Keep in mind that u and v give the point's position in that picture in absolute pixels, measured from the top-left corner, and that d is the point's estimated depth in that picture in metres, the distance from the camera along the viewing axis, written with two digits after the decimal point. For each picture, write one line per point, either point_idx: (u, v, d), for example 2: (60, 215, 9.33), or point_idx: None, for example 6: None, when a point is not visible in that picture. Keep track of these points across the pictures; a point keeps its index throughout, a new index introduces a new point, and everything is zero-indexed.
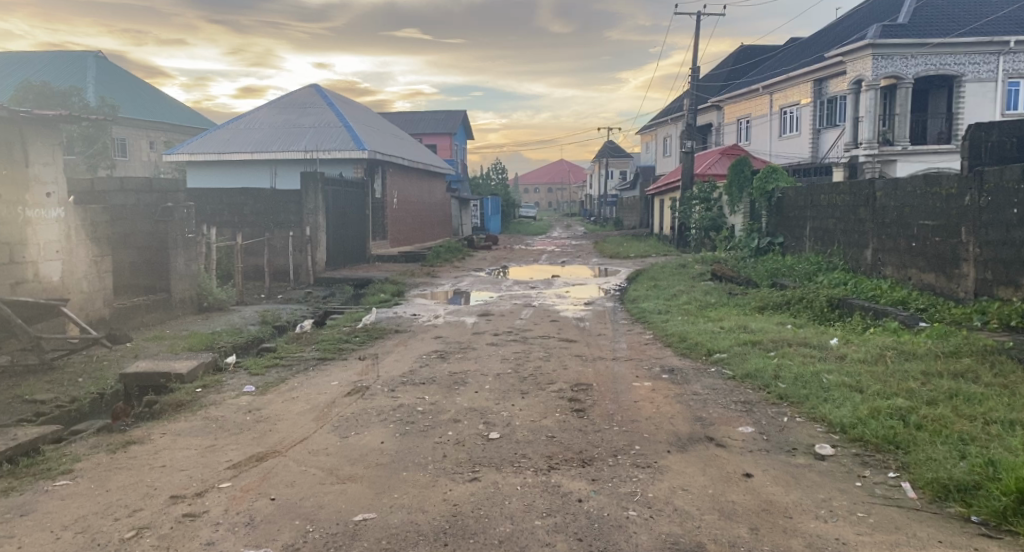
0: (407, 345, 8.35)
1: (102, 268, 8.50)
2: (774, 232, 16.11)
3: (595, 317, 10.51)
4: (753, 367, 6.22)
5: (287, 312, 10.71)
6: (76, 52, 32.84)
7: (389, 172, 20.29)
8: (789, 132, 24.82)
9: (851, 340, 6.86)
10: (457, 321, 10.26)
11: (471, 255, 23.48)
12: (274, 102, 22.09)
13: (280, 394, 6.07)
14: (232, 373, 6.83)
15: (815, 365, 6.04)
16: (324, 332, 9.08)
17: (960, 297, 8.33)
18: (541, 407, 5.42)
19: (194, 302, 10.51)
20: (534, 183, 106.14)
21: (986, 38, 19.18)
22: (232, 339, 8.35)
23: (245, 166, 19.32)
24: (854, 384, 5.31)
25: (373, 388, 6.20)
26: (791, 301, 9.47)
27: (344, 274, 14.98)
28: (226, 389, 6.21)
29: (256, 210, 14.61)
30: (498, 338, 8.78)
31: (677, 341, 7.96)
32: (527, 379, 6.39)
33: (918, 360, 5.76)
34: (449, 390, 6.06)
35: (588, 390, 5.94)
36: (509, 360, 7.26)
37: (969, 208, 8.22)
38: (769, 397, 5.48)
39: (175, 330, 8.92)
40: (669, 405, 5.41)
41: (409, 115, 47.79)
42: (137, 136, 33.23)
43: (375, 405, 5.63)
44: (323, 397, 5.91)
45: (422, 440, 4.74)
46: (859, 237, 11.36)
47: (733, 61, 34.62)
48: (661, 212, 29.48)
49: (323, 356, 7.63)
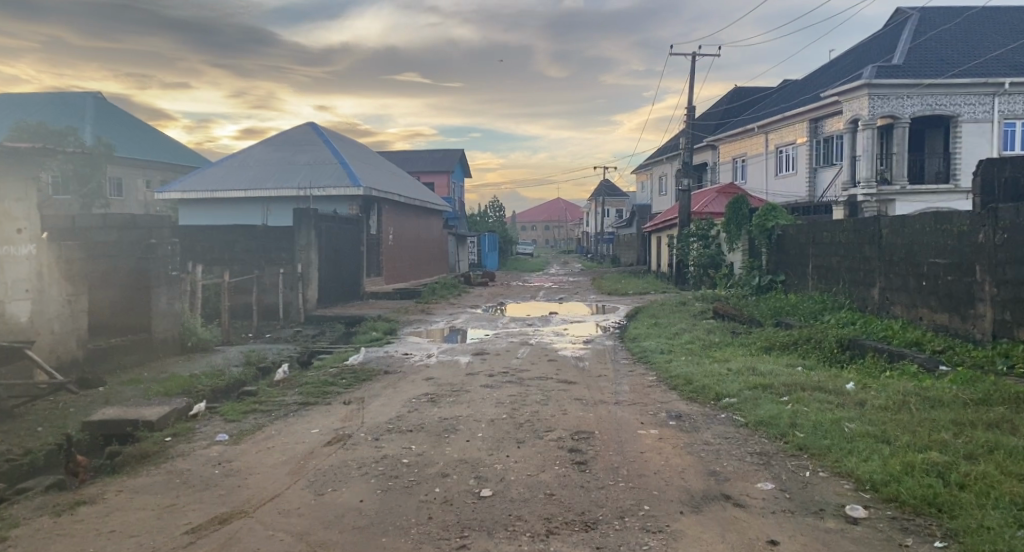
0: (396, 388, 7.86)
1: (78, 307, 8.10)
2: (775, 270, 15.79)
3: (595, 356, 10.07)
4: (767, 414, 5.77)
5: (274, 352, 10.25)
6: (75, 92, 33.01)
7: (384, 209, 20.05)
8: (786, 171, 24.79)
9: (868, 385, 6.43)
10: (450, 360, 9.80)
11: (468, 292, 23.11)
12: (269, 139, 21.95)
13: (255, 443, 5.59)
14: (206, 421, 6.34)
15: (834, 412, 5.59)
16: (309, 373, 8.60)
17: (977, 337, 7.94)
18: (539, 459, 4.95)
19: (177, 343, 10.08)
20: (531, 221, 106.69)
21: (982, 79, 19.23)
22: (211, 381, 7.87)
23: (237, 203, 19.07)
24: (880, 434, 4.87)
25: (356, 436, 5.73)
26: (799, 341, 9.07)
27: (335, 312, 14.56)
28: (197, 438, 5.73)
29: (247, 246, 14.26)
30: (493, 379, 8.31)
31: (683, 384, 7.51)
32: (523, 426, 5.92)
33: (945, 408, 5.32)
34: (438, 439, 5.58)
35: (589, 438, 5.47)
36: (504, 405, 6.79)
37: (983, 246, 7.90)
38: (786, 447, 5.03)
39: (152, 373, 8.45)
40: (678, 457, 4.94)
41: (406, 153, 48.00)
42: (133, 176, 33.08)
43: (358, 456, 5.16)
44: (301, 447, 5.44)
45: (406, 498, 4.27)
46: (866, 275, 11.02)
47: (727, 101, 34.94)
48: (658, 249, 29.23)
49: (305, 401, 7.16)
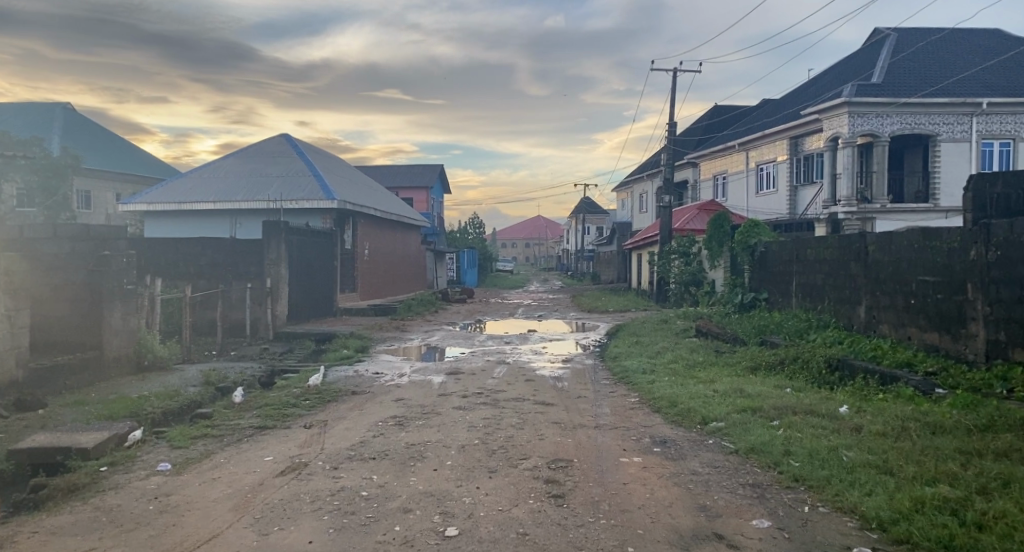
0: (362, 410, 7.34)
1: (18, 323, 7.47)
2: (758, 288, 15.54)
3: (574, 376, 9.65)
4: (759, 440, 5.39)
5: (236, 371, 9.66)
6: (44, 102, 32.23)
7: (360, 222, 19.57)
8: (766, 189, 24.78)
9: (863, 408, 6.09)
10: (423, 381, 9.29)
11: (445, 309, 22.58)
12: (241, 151, 21.38)
13: (200, 474, 5.05)
14: (150, 448, 5.77)
15: (829, 438, 5.23)
16: (270, 394, 8.05)
17: (969, 358, 7.65)
18: (512, 492, 4.50)
19: (133, 361, 9.45)
20: (512, 238, 106.72)
21: (959, 99, 19.39)
22: (163, 403, 7.30)
23: (205, 216, 18.45)
24: (882, 464, 4.51)
25: (313, 465, 5.23)
26: (785, 360, 8.75)
27: (305, 329, 13.97)
28: (136, 468, 5.17)
29: (214, 260, 13.68)
30: (466, 400, 7.83)
31: (667, 406, 7.11)
32: (497, 453, 5.45)
33: (948, 436, 4.98)
34: (403, 468, 5.10)
35: (567, 468, 5.02)
36: (477, 429, 6.33)
37: (975, 263, 7.65)
38: (781, 478, 4.64)
39: (101, 394, 7.85)
40: (665, 489, 4.52)
41: (386, 169, 47.56)
42: (102, 188, 32.20)
43: (311, 489, 4.65)
44: (251, 478, 4.93)
45: (361, 538, 3.78)
46: (851, 293, 10.78)
47: (707, 119, 35.09)
48: (639, 267, 28.98)
49: (263, 424, 6.62)
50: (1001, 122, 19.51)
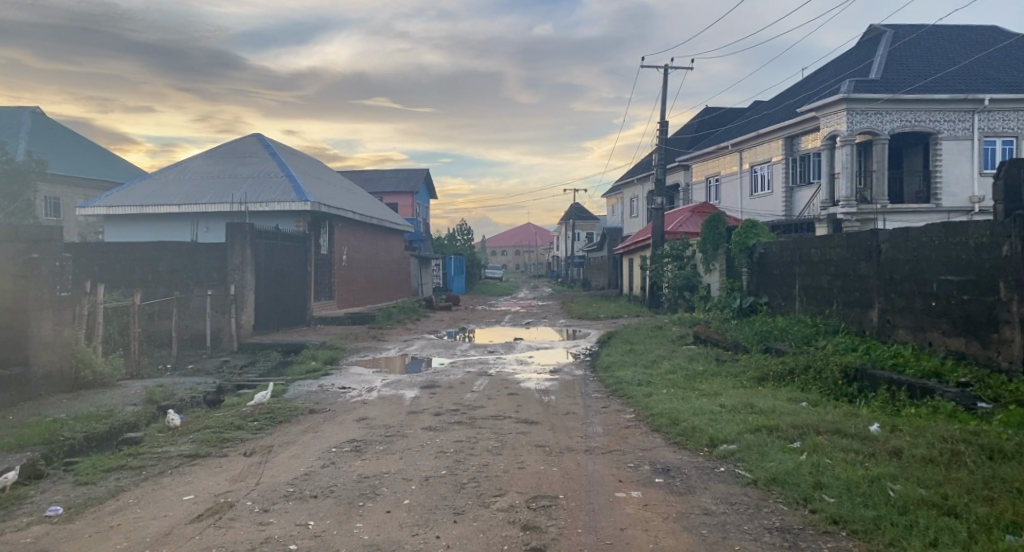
0: (317, 433, 6.37)
1: None
2: (756, 292, 14.67)
3: (563, 389, 8.72)
4: (781, 469, 4.48)
5: (185, 387, 8.67)
6: (12, 108, 31.23)
7: (336, 226, 18.57)
8: (761, 191, 24.02)
9: (898, 427, 5.22)
10: (394, 396, 8.31)
11: (428, 316, 21.60)
12: (211, 151, 20.34)
13: (97, 519, 4.08)
14: (45, 487, 4.77)
15: (867, 466, 4.33)
16: (214, 415, 7.07)
17: (1004, 367, 6.78)
18: (480, 544, 3.55)
19: (67, 378, 8.46)
20: (501, 246, 106.08)
21: (959, 95, 18.70)
22: (87, 426, 6.28)
23: (169, 218, 17.45)
24: (942, 502, 3.60)
25: (239, 506, 4.27)
26: (795, 370, 7.87)
27: (273, 340, 12.99)
28: (17, 514, 4.18)
29: (172, 265, 12.61)
30: (439, 420, 6.85)
31: (667, 425, 6.20)
32: (466, 488, 4.51)
33: (1011, 463, 4.09)
34: (348, 510, 4.14)
35: (551, 508, 4.10)
36: (447, 455, 5.39)
37: (1008, 259, 6.81)
38: (815, 520, 3.73)
39: (18, 416, 6.83)
40: (673, 537, 3.59)
41: (370, 174, 46.63)
42: (72, 195, 31.11)
43: (227, 541, 3.68)
44: (157, 526, 3.95)
45: None
46: (863, 296, 9.94)
47: (698, 120, 34.42)
48: (630, 271, 28.13)
49: (194, 453, 5.64)
50: (1003, 120, 18.89)
